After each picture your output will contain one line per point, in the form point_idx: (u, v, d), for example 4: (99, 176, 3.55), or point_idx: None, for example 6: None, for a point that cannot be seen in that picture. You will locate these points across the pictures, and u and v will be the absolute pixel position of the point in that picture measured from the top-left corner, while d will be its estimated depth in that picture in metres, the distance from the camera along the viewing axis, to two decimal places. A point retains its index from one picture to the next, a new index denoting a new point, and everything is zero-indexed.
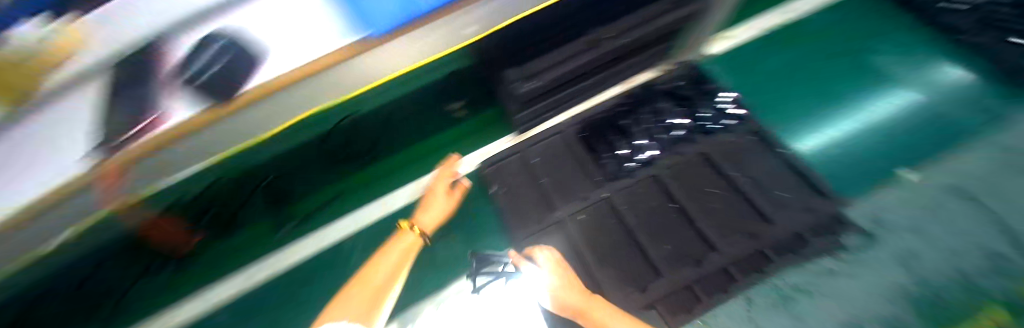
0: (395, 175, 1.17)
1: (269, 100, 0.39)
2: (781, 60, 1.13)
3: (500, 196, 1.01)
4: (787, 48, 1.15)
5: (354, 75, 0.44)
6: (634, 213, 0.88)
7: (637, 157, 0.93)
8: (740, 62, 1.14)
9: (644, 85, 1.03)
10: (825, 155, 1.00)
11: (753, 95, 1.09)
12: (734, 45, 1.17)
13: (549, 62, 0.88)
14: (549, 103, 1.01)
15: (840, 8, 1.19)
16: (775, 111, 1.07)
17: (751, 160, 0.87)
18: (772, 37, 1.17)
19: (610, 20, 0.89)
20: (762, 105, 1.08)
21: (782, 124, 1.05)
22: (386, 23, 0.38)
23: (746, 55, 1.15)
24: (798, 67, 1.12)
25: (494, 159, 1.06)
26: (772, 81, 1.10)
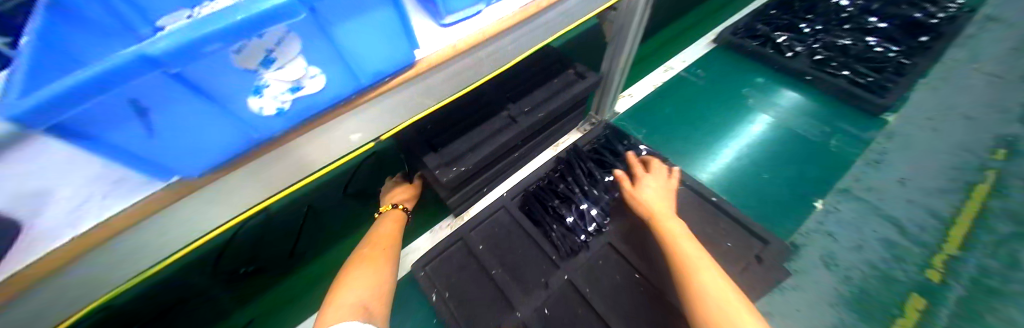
0: (304, 301, 0.86)
1: (113, 245, 0.31)
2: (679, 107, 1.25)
3: (446, 302, 0.82)
4: (682, 97, 1.27)
5: (230, 190, 0.37)
6: (601, 294, 0.77)
7: (586, 227, 0.86)
8: (647, 114, 1.24)
9: (569, 148, 1.01)
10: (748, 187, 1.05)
11: (665, 142, 1.16)
12: (638, 101, 1.28)
13: (470, 143, 0.82)
14: (479, 183, 0.92)
15: (715, 59, 1.38)
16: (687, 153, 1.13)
17: (691, 213, 0.90)
18: (667, 89, 1.30)
19: (524, 95, 0.89)
20: (675, 149, 1.14)
21: (695, 164, 1.11)
22: (215, 157, 0.33)
23: (649, 109, 1.25)
24: (695, 113, 1.23)
25: (430, 256, 0.89)
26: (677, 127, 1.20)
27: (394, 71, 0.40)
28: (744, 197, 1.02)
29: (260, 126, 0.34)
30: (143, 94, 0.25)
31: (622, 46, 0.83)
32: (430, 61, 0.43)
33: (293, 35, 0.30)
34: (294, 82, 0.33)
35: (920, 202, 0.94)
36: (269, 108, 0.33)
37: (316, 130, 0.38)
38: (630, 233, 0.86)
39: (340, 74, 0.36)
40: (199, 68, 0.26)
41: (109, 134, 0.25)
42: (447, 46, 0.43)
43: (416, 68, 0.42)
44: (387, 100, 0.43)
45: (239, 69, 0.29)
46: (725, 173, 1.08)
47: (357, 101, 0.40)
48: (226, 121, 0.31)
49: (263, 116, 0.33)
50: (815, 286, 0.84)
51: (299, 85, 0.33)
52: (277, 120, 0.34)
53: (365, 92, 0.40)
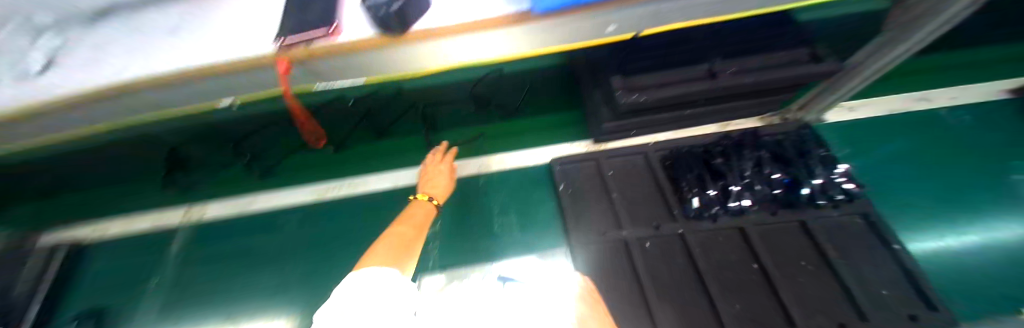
0: (504, 139, 1.20)
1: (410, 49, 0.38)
2: (918, 144, 0.97)
3: (566, 195, 0.99)
4: (927, 140, 0.98)
5: (530, 38, 0.40)
6: (707, 260, 0.82)
7: (726, 203, 0.85)
8: (865, 133, 1.00)
9: (748, 130, 0.95)
10: (969, 263, 0.79)
11: (875, 177, 0.93)
12: (861, 119, 1.03)
13: (658, 82, 0.87)
14: (642, 121, 0.98)
15: (1001, 111, 1.02)
16: (903, 196, 0.89)
17: (853, 244, 0.79)
18: (910, 123, 1.02)
19: (738, 56, 0.85)
20: (885, 186, 0.92)
21: (909, 213, 0.87)
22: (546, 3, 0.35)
23: (871, 133, 1.00)
24: (938, 165, 0.94)
25: (568, 160, 1.06)
26: (901, 164, 0.95)
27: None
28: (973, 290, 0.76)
29: None
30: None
31: (894, 45, 0.67)
32: None
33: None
34: None
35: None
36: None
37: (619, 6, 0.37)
38: (772, 231, 0.83)
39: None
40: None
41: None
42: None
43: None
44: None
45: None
46: (957, 250, 0.81)
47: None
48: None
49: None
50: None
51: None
52: None
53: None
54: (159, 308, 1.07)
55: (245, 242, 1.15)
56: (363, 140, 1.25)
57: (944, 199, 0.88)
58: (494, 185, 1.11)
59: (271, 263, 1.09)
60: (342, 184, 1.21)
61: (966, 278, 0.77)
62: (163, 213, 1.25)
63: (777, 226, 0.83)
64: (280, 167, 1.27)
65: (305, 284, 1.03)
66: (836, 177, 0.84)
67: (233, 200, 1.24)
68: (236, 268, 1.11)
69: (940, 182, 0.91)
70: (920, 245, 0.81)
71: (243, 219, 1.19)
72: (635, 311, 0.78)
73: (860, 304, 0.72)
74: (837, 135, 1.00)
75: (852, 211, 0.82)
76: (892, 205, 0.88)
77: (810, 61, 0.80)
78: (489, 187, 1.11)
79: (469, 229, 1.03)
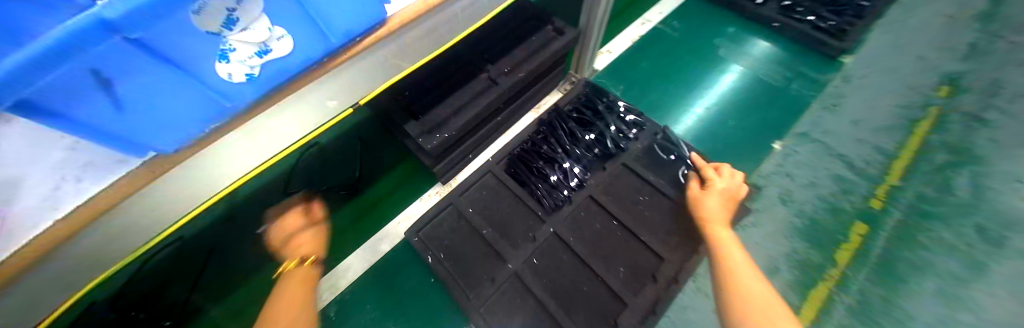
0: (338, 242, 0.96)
1: (94, 231, 0.30)
2: (658, 61, 1.27)
3: (439, 264, 0.88)
4: (661, 49, 1.30)
5: (230, 159, 0.35)
6: (585, 243, 0.83)
7: (568, 183, 0.90)
8: (624, 67, 1.26)
9: (551, 110, 1.00)
10: (709, 128, 1.16)
11: (640, 94, 1.21)
12: (617, 56, 1.27)
13: (452, 108, 0.82)
14: (466, 146, 0.93)
15: (690, 10, 1.38)
16: (662, 106, 1.19)
17: (667, 165, 0.91)
18: (647, 41, 1.31)
19: (504, 55, 0.88)
20: (651, 102, 1.19)
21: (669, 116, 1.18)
22: (172, 138, 0.31)
23: (627, 61, 1.27)
24: (671, 65, 1.26)
25: (422, 223, 0.93)
26: (655, 80, 1.23)
27: (364, 31, 0.39)
28: (709, 145, 1.13)
29: (228, 93, 0.32)
30: (106, 63, 0.23)
31: (596, 9, 0.83)
32: (400, 18, 0.42)
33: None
34: (260, 45, 0.32)
35: (865, 140, 1.10)
36: (238, 74, 0.32)
37: (293, 98, 0.36)
38: (613, 186, 0.89)
39: (313, 32, 0.35)
40: (157, 30, 0.24)
41: (70, 110, 0.24)
42: (413, 4, 0.42)
43: (386, 27, 0.41)
44: (357, 66, 0.40)
45: (205, 32, 0.28)
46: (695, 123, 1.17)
47: (335, 62, 0.38)
48: (202, 90, 0.31)
49: (229, 81, 0.32)
50: (773, 216, 1.01)
51: (267, 47, 0.33)
52: (246, 84, 0.33)
53: (338, 53, 0.38)
54: None
55: None
56: None
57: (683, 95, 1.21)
58: (354, 305, 0.89)
59: None
60: None
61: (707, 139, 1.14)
62: None
63: (613, 177, 0.90)
64: None
65: None
66: (625, 114, 0.98)
67: None
68: None
69: (677, 83, 1.23)
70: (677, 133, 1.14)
71: None
72: None
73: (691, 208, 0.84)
74: (609, 78, 1.23)
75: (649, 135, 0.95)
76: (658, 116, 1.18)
77: (557, 36, 0.90)
78: (348, 311, 0.88)
79: None
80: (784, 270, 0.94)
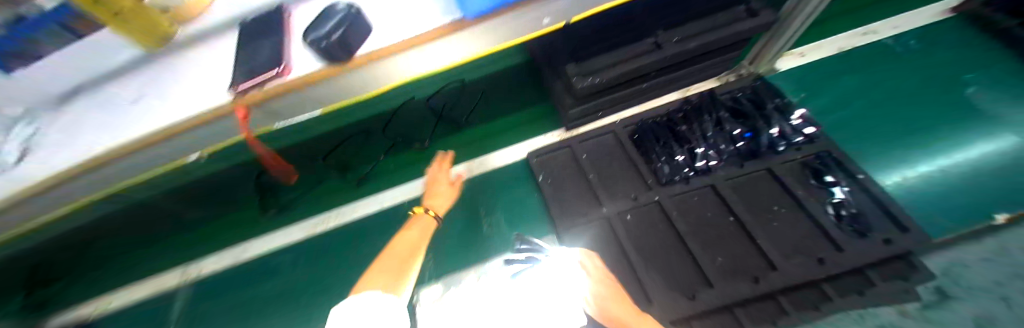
0: (494, 137, 1.23)
1: (378, 66, 0.40)
2: (870, 82, 1.01)
3: (545, 185, 1.03)
4: (884, 75, 1.02)
5: (460, 46, 0.41)
6: (686, 221, 0.85)
7: (693, 165, 0.89)
8: (817, 75, 1.05)
9: (704, 93, 0.99)
10: (943, 174, 0.84)
11: (828, 120, 0.97)
12: (806, 64, 1.08)
13: (609, 61, 0.90)
14: (603, 101, 1.00)
15: (955, 33, 1.06)
16: (855, 132, 0.94)
17: (817, 185, 0.82)
18: (865, 59, 1.05)
19: (678, 25, 0.89)
20: (839, 123, 0.96)
21: (863, 147, 0.91)
22: (475, 10, 0.36)
23: (825, 75, 1.05)
24: (898, 105, 0.96)
25: (544, 151, 1.10)
26: (856, 102, 0.98)
27: None
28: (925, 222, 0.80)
29: None
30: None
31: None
32: None
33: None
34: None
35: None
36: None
37: (533, 8, 0.36)
38: (742, 184, 0.86)
39: None
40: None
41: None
42: None
43: None
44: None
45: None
46: (919, 182, 0.84)
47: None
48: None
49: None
50: None
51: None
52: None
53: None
54: None
55: (248, 290, 1.16)
56: (411, 154, 1.25)
57: (896, 128, 0.92)
58: (476, 188, 1.14)
59: (266, 309, 1.12)
60: (329, 216, 1.23)
61: (932, 188, 0.83)
62: (167, 276, 1.26)
63: (747, 176, 0.87)
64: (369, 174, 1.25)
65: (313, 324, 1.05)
66: (794, 120, 0.88)
67: (228, 251, 1.25)
68: (239, 313, 1.13)
69: (889, 113, 0.95)
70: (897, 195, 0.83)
71: (239, 267, 1.21)
72: (625, 280, 0.82)
73: (831, 235, 0.75)
74: (790, 82, 1.06)
75: (816, 149, 0.85)
76: (844, 140, 0.93)
77: (746, 17, 0.85)
78: (472, 191, 1.14)
79: (462, 236, 1.06)
80: None
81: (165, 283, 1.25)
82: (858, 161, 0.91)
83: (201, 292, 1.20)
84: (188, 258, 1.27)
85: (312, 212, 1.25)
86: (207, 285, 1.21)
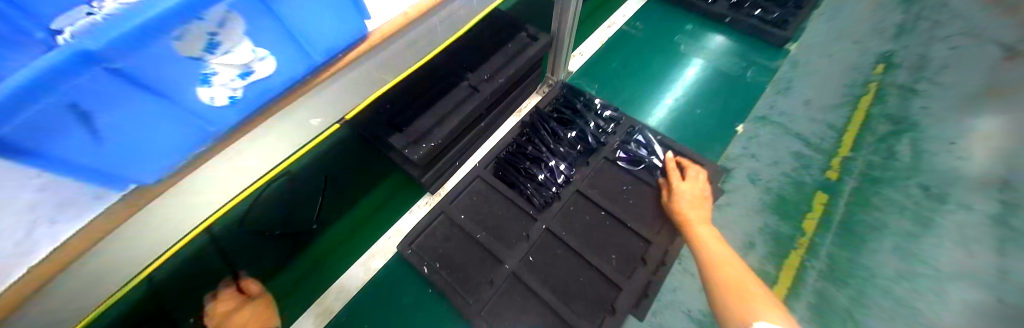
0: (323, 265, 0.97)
1: (91, 257, 0.34)
2: (630, 59, 1.42)
3: (434, 273, 0.88)
4: (633, 52, 1.44)
5: (221, 182, 0.41)
6: (575, 235, 0.88)
7: (556, 181, 0.93)
8: (600, 64, 1.41)
9: (532, 111, 1.05)
10: None
11: (615, 97, 1.33)
12: (589, 57, 1.43)
13: (435, 119, 0.84)
14: (450, 155, 0.95)
15: (661, 8, 1.59)
16: (630, 100, 1.33)
17: (641, 154, 0.96)
18: (616, 45, 1.46)
19: (482, 64, 0.92)
20: (619, 97, 1.33)
21: (635, 110, 1.31)
22: (158, 165, 0.36)
23: (604, 64, 1.41)
24: (644, 72, 1.40)
25: (413, 235, 0.93)
26: (622, 77, 1.38)
27: (346, 46, 0.46)
28: (687, 122, 1.30)
29: (208, 116, 0.37)
30: (82, 94, 0.27)
31: (565, 17, 0.89)
32: (377, 36, 0.48)
33: (234, 15, 0.33)
34: (245, 67, 0.37)
35: (816, 120, 1.21)
36: (220, 98, 0.37)
37: (277, 117, 0.42)
38: (598, 180, 0.94)
39: (293, 52, 0.41)
40: (140, 61, 0.29)
41: (54, 144, 0.28)
42: (398, 15, 0.49)
43: (369, 41, 0.47)
44: (341, 80, 0.46)
45: (184, 57, 0.31)
46: None
47: (318, 78, 0.44)
48: (177, 114, 0.35)
49: (212, 106, 0.36)
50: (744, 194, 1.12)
51: (249, 69, 0.37)
52: (229, 111, 0.38)
53: (320, 70, 0.45)
54: None
55: None
56: None
57: (647, 90, 1.35)
58: (355, 322, 0.90)
59: None
60: None
61: None
62: None
63: (597, 169, 0.96)
64: None
65: None
66: (602, 110, 1.03)
67: None
68: None
69: (641, 78, 1.38)
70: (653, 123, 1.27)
71: None
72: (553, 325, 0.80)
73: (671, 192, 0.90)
74: (585, 76, 1.38)
75: (627, 126, 1.02)
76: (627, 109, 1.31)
77: (530, 42, 0.95)
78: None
79: None
80: (759, 244, 1.03)
81: None
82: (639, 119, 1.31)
83: None
84: None
85: None
86: None
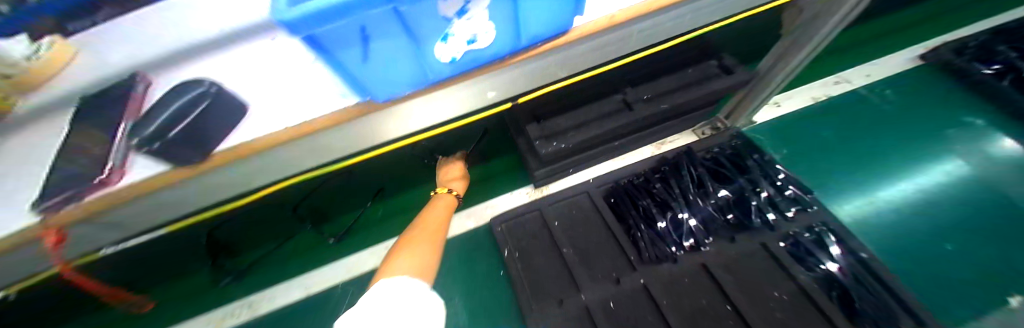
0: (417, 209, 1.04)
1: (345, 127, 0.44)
2: (844, 129, 1.05)
3: (512, 261, 0.86)
4: (855, 123, 1.06)
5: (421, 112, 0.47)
6: (676, 311, 0.70)
7: (679, 240, 0.76)
8: (795, 123, 1.08)
9: (682, 150, 0.89)
10: None
11: (803, 169, 1.00)
12: (790, 113, 1.11)
13: (576, 121, 0.80)
14: (572, 161, 0.92)
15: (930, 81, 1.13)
16: (825, 178, 0.98)
17: (818, 262, 0.70)
18: (837, 107, 1.09)
19: (647, 82, 0.82)
20: (810, 169, 1.00)
21: (829, 194, 0.95)
22: (387, 95, 0.41)
23: (802, 124, 1.08)
24: (862, 150, 1.01)
25: (508, 217, 0.94)
26: (825, 148, 1.03)
27: (550, 36, 0.42)
28: (904, 244, 0.87)
29: (434, 72, 0.40)
30: (371, 23, 0.29)
31: (793, 53, 0.66)
32: (582, 30, 0.43)
33: None
34: (473, 36, 0.37)
35: None
36: (448, 57, 0.39)
37: (468, 82, 0.44)
38: (736, 262, 0.73)
39: (510, 31, 0.39)
40: (414, 10, 0.30)
41: (337, 52, 0.31)
42: (605, 16, 0.43)
43: (568, 37, 0.43)
44: (527, 66, 0.46)
45: (441, 16, 0.33)
46: None
47: (511, 60, 0.43)
48: (413, 59, 0.37)
49: (439, 62, 0.39)
50: None
51: (475, 38, 0.37)
52: (449, 66, 0.40)
53: (521, 53, 0.43)
54: None
55: None
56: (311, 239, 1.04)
57: (861, 176, 0.97)
58: None
59: None
60: (242, 306, 0.96)
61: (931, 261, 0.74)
62: None
63: (739, 251, 0.74)
64: (249, 272, 1.01)
65: None
66: (781, 183, 0.78)
67: None
68: None
69: (856, 158, 0.99)
70: (844, 219, 0.90)
71: None
72: None
73: None
74: (768, 131, 1.08)
75: (809, 220, 0.75)
76: (816, 188, 0.96)
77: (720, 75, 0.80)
78: None
79: None
80: None
81: None
82: (830, 206, 0.94)
83: None
84: None
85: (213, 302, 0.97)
86: None
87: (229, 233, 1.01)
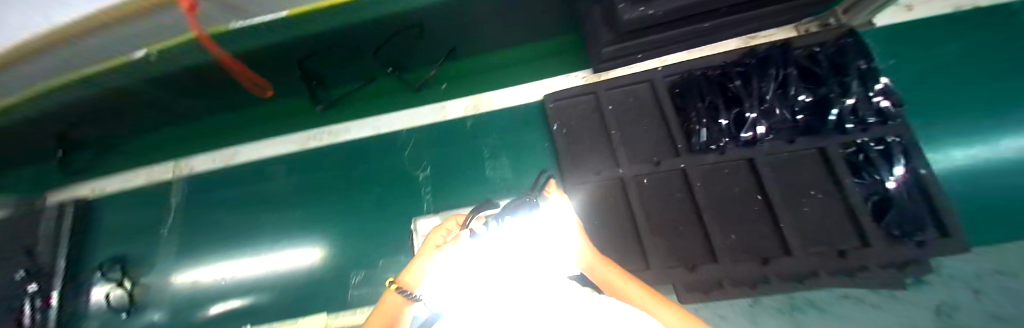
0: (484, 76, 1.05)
1: None
2: (982, 45, 0.87)
3: (559, 135, 0.90)
4: (998, 39, 0.87)
5: None
6: (708, 193, 0.78)
7: (739, 133, 0.76)
8: (924, 34, 0.90)
9: (776, 44, 0.82)
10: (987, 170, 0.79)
11: (913, 92, 0.87)
12: (914, 20, 0.92)
13: None
14: (647, 41, 0.84)
15: None
16: (938, 104, 0.85)
17: (871, 173, 0.71)
18: (974, 23, 0.89)
19: None
20: (923, 92, 0.87)
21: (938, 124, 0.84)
22: None
23: (929, 35, 0.90)
24: (994, 76, 0.86)
25: (562, 95, 0.94)
26: (951, 68, 0.87)
27: None
28: (1003, 184, 0.78)
29: None
30: None
31: None
32: None
33: None
34: None
35: None
36: None
37: None
38: (783, 161, 0.77)
39: None
40: None
41: None
42: None
43: None
44: None
45: None
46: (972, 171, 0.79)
47: None
48: None
49: None
50: None
51: None
52: None
53: None
54: (174, 253, 1.14)
55: (241, 190, 1.14)
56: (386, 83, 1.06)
57: (983, 104, 0.84)
58: (484, 127, 1.02)
59: (251, 215, 1.11)
60: (321, 132, 1.13)
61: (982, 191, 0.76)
62: (153, 169, 1.24)
63: (791, 155, 0.77)
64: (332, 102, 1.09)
65: (307, 231, 1.04)
66: (873, 94, 0.74)
67: (218, 153, 1.19)
68: (221, 225, 1.13)
69: (981, 83, 0.85)
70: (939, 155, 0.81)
71: (230, 170, 1.17)
72: (628, 245, 0.78)
73: (866, 231, 0.69)
74: (884, 40, 0.91)
75: (885, 132, 0.73)
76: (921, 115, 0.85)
77: None
78: (478, 129, 1.02)
79: (461, 176, 0.99)
80: None
81: (154, 175, 1.23)
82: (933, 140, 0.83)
83: (188, 192, 1.19)
84: (164, 157, 1.22)
85: (299, 126, 1.14)
86: (193, 183, 1.19)
87: (310, 67, 0.93)
